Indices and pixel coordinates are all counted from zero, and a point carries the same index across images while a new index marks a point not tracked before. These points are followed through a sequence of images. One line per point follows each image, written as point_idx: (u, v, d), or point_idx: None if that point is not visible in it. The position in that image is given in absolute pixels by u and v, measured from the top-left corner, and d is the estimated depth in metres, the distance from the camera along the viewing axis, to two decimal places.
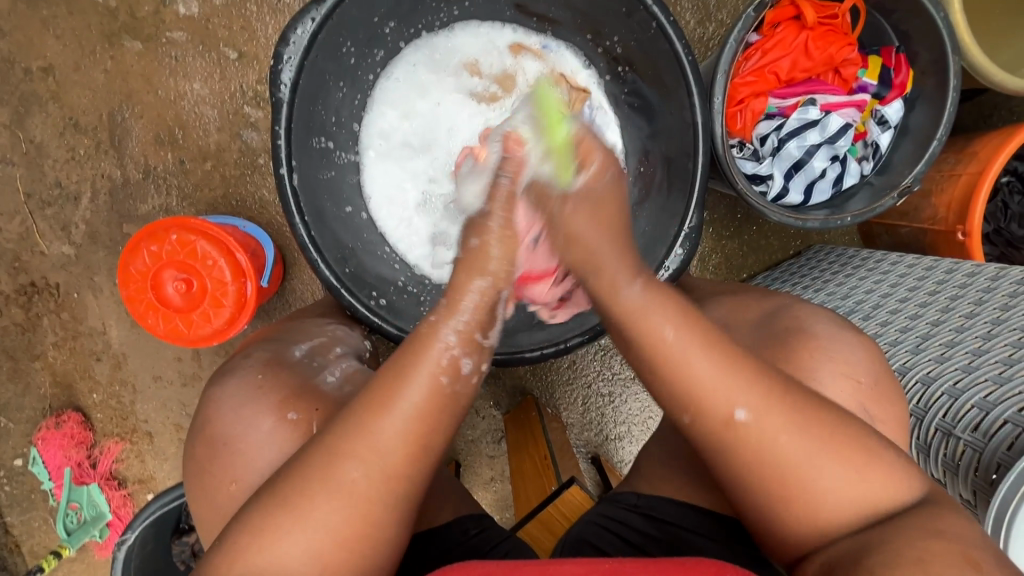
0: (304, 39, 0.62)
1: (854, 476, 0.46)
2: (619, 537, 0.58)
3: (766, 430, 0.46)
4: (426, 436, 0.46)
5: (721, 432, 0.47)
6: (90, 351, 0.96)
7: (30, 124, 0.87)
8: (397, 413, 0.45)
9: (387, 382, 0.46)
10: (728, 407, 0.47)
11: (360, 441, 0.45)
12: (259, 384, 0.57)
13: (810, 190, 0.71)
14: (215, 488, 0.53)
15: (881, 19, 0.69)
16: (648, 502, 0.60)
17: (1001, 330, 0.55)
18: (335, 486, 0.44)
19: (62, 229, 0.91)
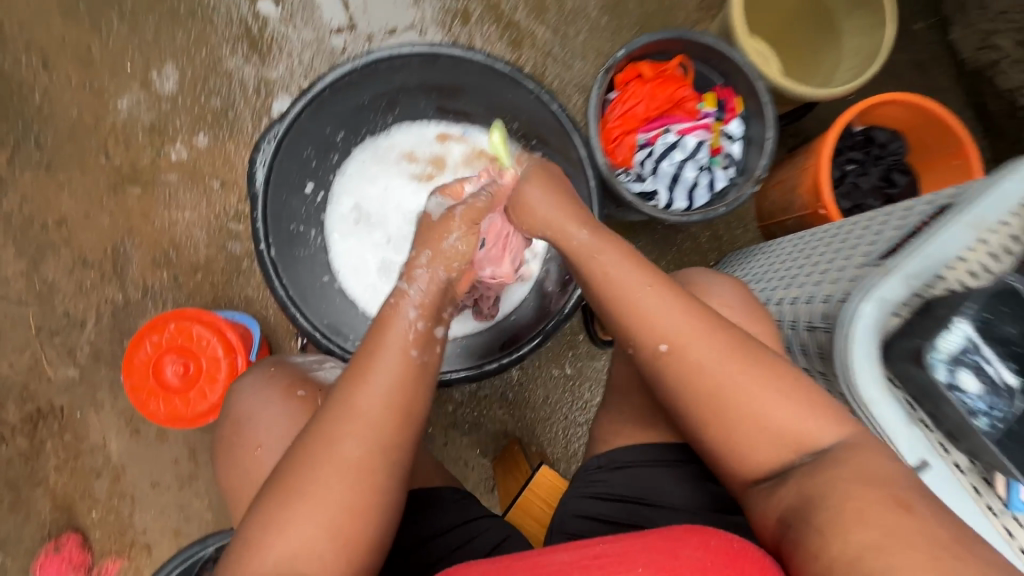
0: (271, 149, 0.78)
1: (779, 401, 0.52)
2: (600, 498, 0.63)
3: (680, 339, 0.55)
4: (404, 406, 0.54)
5: (655, 355, 0.56)
6: (91, 468, 1.01)
7: (45, 267, 1.02)
8: (368, 393, 0.53)
9: (364, 357, 0.56)
10: (655, 336, 0.56)
11: (353, 425, 0.52)
12: (270, 374, 0.67)
13: (691, 196, 0.89)
14: (242, 454, 0.62)
15: (705, 68, 0.91)
16: (609, 460, 0.65)
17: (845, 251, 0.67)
18: (334, 461, 0.51)
19: (68, 353, 1.02)
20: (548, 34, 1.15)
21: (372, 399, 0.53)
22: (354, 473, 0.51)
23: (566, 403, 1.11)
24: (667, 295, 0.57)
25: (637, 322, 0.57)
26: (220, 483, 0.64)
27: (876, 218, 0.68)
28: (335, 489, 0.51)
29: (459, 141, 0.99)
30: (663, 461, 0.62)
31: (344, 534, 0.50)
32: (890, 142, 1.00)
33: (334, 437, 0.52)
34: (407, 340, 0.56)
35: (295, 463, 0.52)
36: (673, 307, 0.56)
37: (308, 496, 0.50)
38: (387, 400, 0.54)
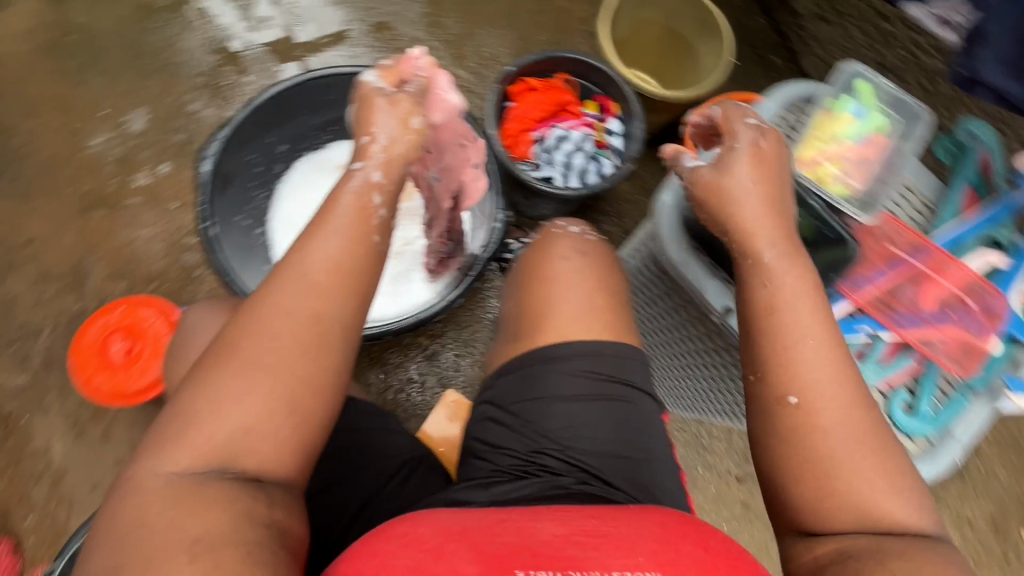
0: (216, 147, 0.93)
1: (878, 470, 0.54)
2: (565, 374, 0.70)
3: (756, 249, 0.63)
4: (347, 272, 0.60)
5: (758, 303, 0.61)
6: (32, 472, 1.03)
7: (10, 283, 1.12)
8: (319, 265, 0.59)
9: (314, 226, 0.62)
10: (761, 296, 0.61)
11: (295, 282, 0.58)
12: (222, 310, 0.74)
13: (582, 178, 1.07)
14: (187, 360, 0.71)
15: (587, 83, 1.11)
16: (499, 375, 0.75)
17: None
18: (282, 321, 0.56)
19: (21, 360, 1.08)
20: (468, 76, 1.37)
21: (322, 263, 0.59)
22: (300, 343, 0.56)
23: None
24: (750, 205, 0.64)
25: (797, 340, 0.59)
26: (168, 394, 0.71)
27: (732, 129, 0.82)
28: (280, 348, 0.55)
29: None
30: (550, 358, 0.71)
31: (297, 404, 0.54)
32: None
33: (287, 300, 0.57)
34: (366, 220, 0.63)
35: (245, 328, 0.56)
36: (755, 210, 0.64)
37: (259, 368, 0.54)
38: (338, 269, 0.60)
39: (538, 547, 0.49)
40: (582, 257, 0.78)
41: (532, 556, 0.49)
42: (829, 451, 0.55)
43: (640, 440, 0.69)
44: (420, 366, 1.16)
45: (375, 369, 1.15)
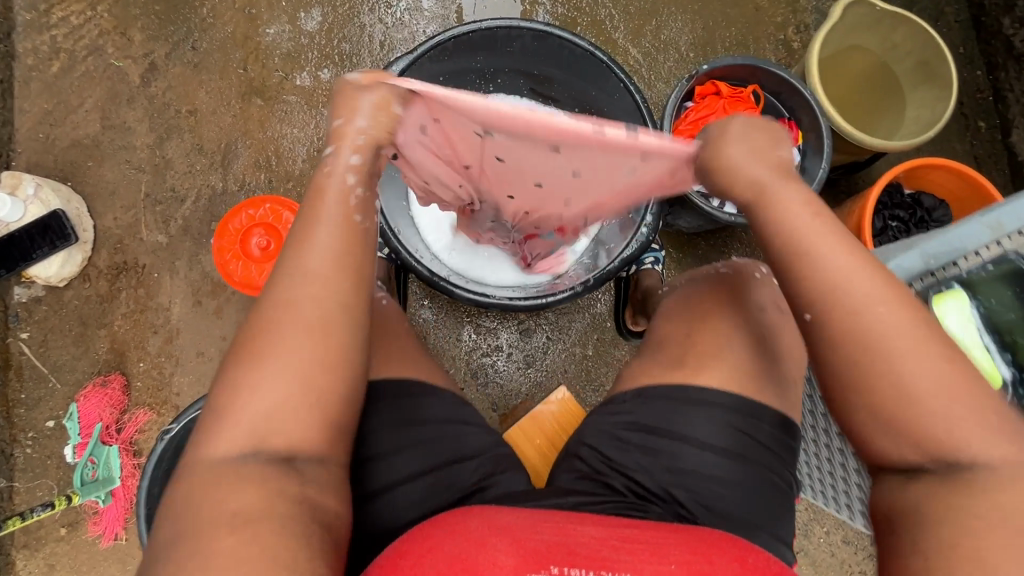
0: (397, 74, 0.91)
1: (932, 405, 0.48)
2: (707, 421, 0.66)
3: (866, 306, 0.50)
4: (342, 270, 0.55)
5: (794, 319, 0.53)
6: (150, 323, 1.12)
7: (167, 146, 1.18)
8: (319, 256, 0.54)
9: (303, 221, 0.56)
10: (805, 302, 0.52)
11: (292, 264, 0.53)
12: None
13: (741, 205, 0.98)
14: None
15: (775, 101, 1.02)
16: (639, 396, 0.70)
17: None
18: (269, 322, 0.52)
19: (163, 221, 1.15)
20: (638, 55, 1.29)
21: (321, 264, 0.54)
22: (309, 355, 0.51)
23: (580, 381, 1.16)
24: (834, 237, 0.52)
25: (812, 277, 0.52)
26: None
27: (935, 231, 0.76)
28: (303, 357, 0.51)
29: None
30: (706, 400, 0.66)
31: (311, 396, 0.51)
32: (936, 208, 1.07)
33: (283, 294, 0.53)
34: (347, 211, 0.56)
35: (263, 322, 0.52)
36: (855, 267, 0.51)
37: (251, 371, 0.50)
38: (336, 272, 0.54)
39: (575, 547, 0.49)
40: (773, 311, 0.71)
41: (568, 554, 0.49)
42: (848, 375, 0.51)
43: (762, 513, 0.64)
44: (511, 337, 1.16)
45: (468, 326, 1.16)
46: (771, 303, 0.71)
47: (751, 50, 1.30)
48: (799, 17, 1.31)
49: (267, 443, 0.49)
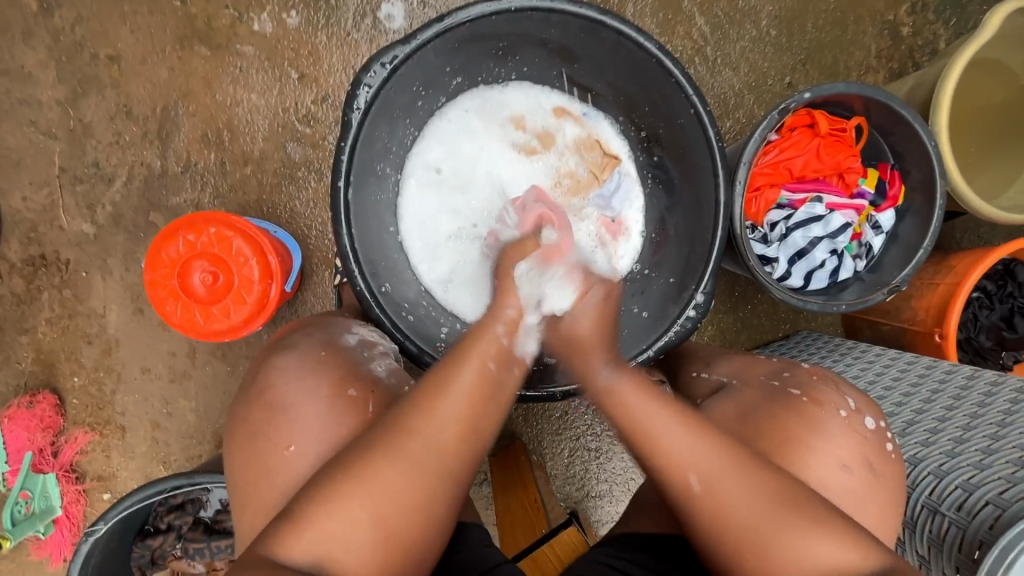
0: (380, 76, 0.68)
1: (815, 529, 0.48)
2: (638, 562, 0.60)
3: (711, 472, 0.52)
4: (475, 422, 0.54)
5: (683, 492, 0.53)
6: (82, 332, 0.94)
7: (84, 105, 0.92)
8: (454, 407, 0.53)
9: (443, 373, 0.56)
10: (687, 466, 0.53)
11: (422, 429, 0.52)
12: (320, 358, 0.62)
13: (809, 276, 0.79)
14: (268, 449, 0.57)
15: (880, 139, 0.79)
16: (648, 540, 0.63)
17: (1001, 446, 0.53)
18: (364, 482, 0.50)
19: (87, 206, 0.93)
20: (705, 27, 0.99)
21: (455, 418, 0.53)
22: (409, 508, 0.50)
23: (583, 424, 1.00)
24: (647, 399, 0.57)
25: (647, 448, 0.55)
26: (228, 459, 0.59)
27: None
28: (400, 493, 0.50)
29: (576, 123, 0.84)
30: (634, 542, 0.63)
31: (395, 532, 0.50)
32: None
33: (398, 446, 0.51)
34: (485, 392, 0.56)
35: (377, 451, 0.51)
36: (676, 432, 0.54)
37: (329, 515, 0.48)
38: (465, 429, 0.53)
39: None
40: (861, 472, 0.54)
41: None
42: (745, 518, 0.50)
43: None
44: None
45: None
46: (858, 463, 0.54)
47: (850, 31, 0.99)
48: None
49: (335, 561, 0.47)
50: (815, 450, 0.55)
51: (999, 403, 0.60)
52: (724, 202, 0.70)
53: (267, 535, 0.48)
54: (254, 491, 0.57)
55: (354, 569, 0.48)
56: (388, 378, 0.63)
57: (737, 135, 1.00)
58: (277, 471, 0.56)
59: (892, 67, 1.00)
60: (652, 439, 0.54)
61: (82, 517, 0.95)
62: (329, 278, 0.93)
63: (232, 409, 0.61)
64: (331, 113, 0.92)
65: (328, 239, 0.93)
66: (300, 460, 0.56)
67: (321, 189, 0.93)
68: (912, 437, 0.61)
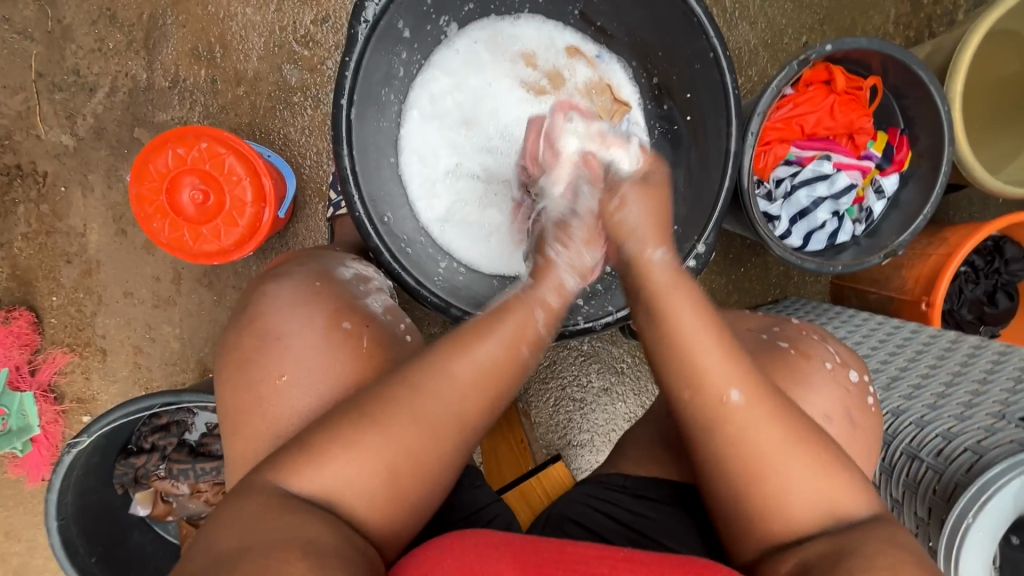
0: None
1: (817, 470, 0.48)
2: (620, 508, 0.60)
3: (748, 383, 0.50)
4: (494, 379, 0.52)
5: (719, 402, 0.50)
6: (61, 250, 0.91)
7: (63, 5, 0.86)
8: (470, 365, 0.51)
9: (470, 332, 0.53)
10: (729, 382, 0.50)
11: (437, 385, 0.49)
12: (315, 290, 0.60)
13: (808, 237, 0.80)
14: (260, 380, 0.56)
15: (893, 102, 0.78)
16: (637, 484, 0.62)
17: (981, 400, 0.55)
18: (377, 426, 0.47)
19: (67, 117, 0.88)
20: None
21: (472, 375, 0.51)
22: (417, 467, 0.48)
23: (570, 374, 1.01)
24: (685, 296, 0.55)
25: (676, 356, 0.52)
26: (219, 386, 0.57)
27: (1005, 354, 0.62)
28: (413, 446, 0.48)
29: (589, 65, 0.80)
30: (616, 488, 0.62)
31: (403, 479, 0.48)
32: (1016, 260, 0.89)
33: (413, 402, 0.49)
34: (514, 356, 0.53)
35: (392, 402, 0.49)
36: (710, 345, 0.52)
37: (335, 453, 0.46)
38: (485, 387, 0.51)
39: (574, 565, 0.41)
40: (840, 424, 0.55)
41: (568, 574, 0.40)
42: (752, 465, 0.49)
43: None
44: None
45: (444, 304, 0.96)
46: (837, 413, 0.55)
47: None
48: None
49: (342, 500, 0.46)
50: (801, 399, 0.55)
51: (981, 363, 0.62)
52: (734, 151, 0.68)
53: (277, 465, 0.46)
54: (245, 419, 0.55)
55: (358, 509, 0.46)
56: (383, 315, 0.62)
57: (747, 93, 0.98)
58: (267, 400, 0.55)
59: (908, 35, 0.98)
60: (692, 369, 0.51)
61: (61, 438, 0.94)
62: (322, 211, 0.91)
63: (222, 339, 0.59)
64: (332, 36, 0.87)
65: (323, 170, 0.90)
66: (290, 390, 0.55)
67: (318, 117, 0.89)
68: (896, 391, 0.63)
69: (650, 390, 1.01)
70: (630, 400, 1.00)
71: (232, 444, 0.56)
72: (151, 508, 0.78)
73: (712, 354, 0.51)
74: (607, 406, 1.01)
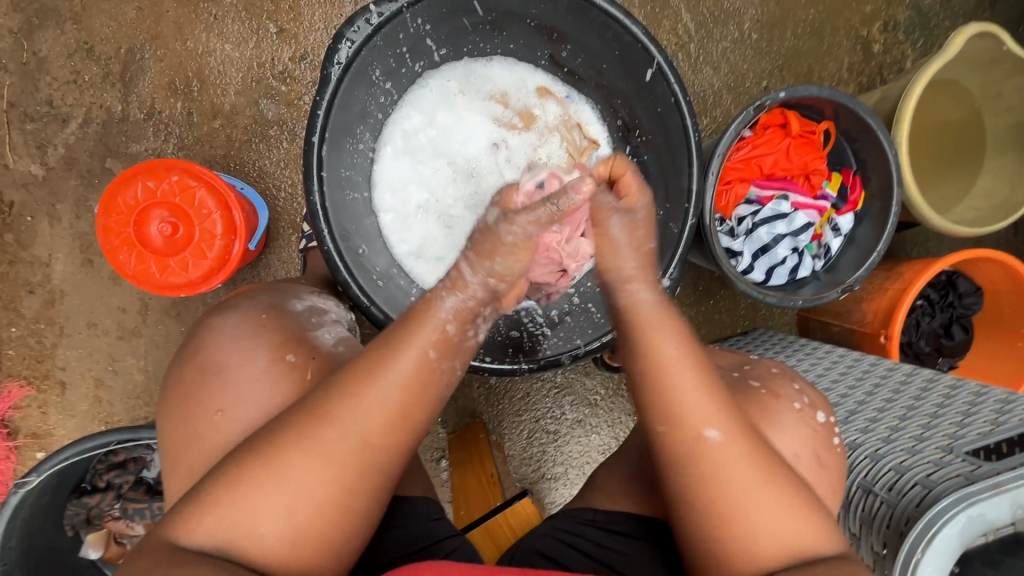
0: (367, 30, 0.67)
1: (766, 506, 0.49)
2: (584, 543, 0.60)
3: (728, 424, 0.50)
4: (408, 409, 0.48)
5: (694, 440, 0.50)
6: (24, 280, 0.89)
7: (40, 38, 0.87)
8: (381, 396, 0.47)
9: (377, 353, 0.49)
10: (705, 421, 0.50)
11: (343, 420, 0.47)
12: (260, 322, 0.60)
13: (770, 272, 0.83)
14: (199, 415, 0.55)
15: (846, 145, 0.83)
16: (605, 518, 0.62)
17: (932, 434, 0.57)
18: (285, 471, 0.46)
19: (37, 147, 0.87)
20: (691, 24, 1.01)
21: (379, 411, 0.47)
22: (324, 505, 0.47)
23: (544, 406, 1.00)
24: (671, 331, 0.51)
25: (654, 391, 0.51)
26: (161, 423, 0.57)
27: (956, 387, 0.64)
28: (318, 482, 0.46)
29: (558, 104, 0.83)
30: (588, 520, 0.62)
31: (321, 515, 0.47)
32: (968, 295, 0.92)
33: (316, 444, 0.47)
34: (425, 384, 0.49)
35: (294, 435, 0.47)
36: (695, 386, 0.50)
37: (246, 499, 0.46)
38: (394, 416, 0.48)
39: None
40: (808, 463, 0.56)
41: None
42: (695, 489, 0.50)
43: None
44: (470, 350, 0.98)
45: None
46: (807, 453, 0.56)
47: (826, 42, 1.03)
48: (891, 10, 1.03)
49: (237, 547, 0.45)
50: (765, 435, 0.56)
51: (933, 397, 0.64)
52: (695, 191, 0.71)
53: (175, 518, 0.46)
54: (184, 451, 0.55)
55: (268, 552, 0.46)
56: (335, 346, 0.61)
57: (713, 133, 1.02)
58: (205, 435, 0.54)
59: (861, 81, 1.04)
60: (671, 407, 0.50)
61: (11, 476, 0.90)
62: (295, 242, 0.91)
63: (167, 375, 0.59)
64: (310, 72, 0.89)
65: (298, 203, 0.91)
66: (228, 423, 0.54)
67: (293, 150, 0.90)
68: (853, 424, 0.65)
69: (625, 421, 1.01)
70: (604, 432, 1.00)
71: (172, 480, 0.56)
72: (102, 550, 0.75)
73: (695, 386, 0.50)
74: (580, 438, 1.00)
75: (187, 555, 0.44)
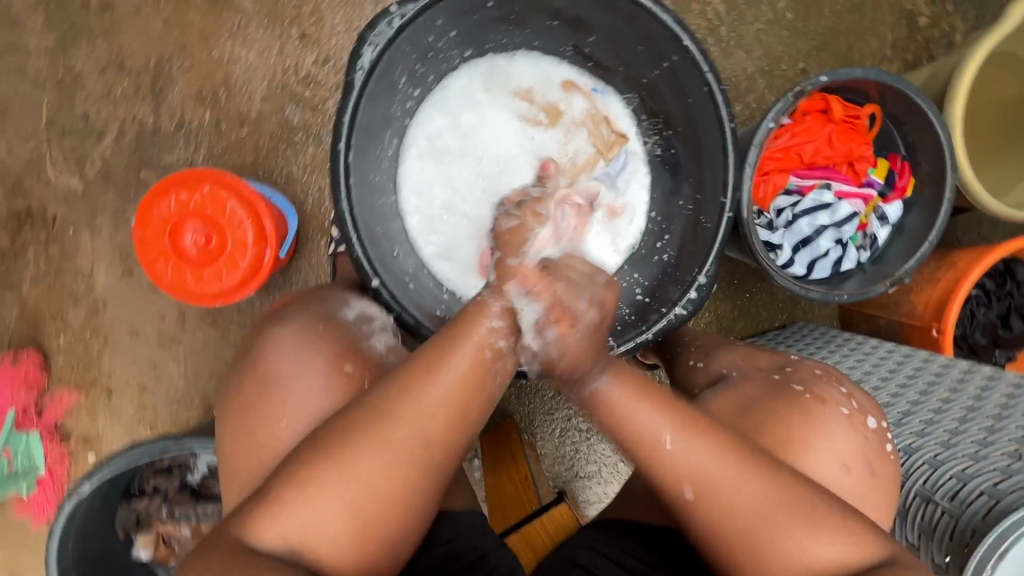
0: (388, 32, 0.65)
1: (817, 511, 0.48)
2: (620, 564, 0.58)
3: (705, 482, 0.49)
4: (467, 407, 0.49)
5: (681, 500, 0.50)
6: (69, 291, 0.92)
7: (74, 55, 0.89)
8: (443, 390, 0.48)
9: (436, 350, 0.49)
10: (682, 481, 0.50)
11: (408, 419, 0.48)
12: (317, 332, 0.61)
13: (812, 265, 0.79)
14: (260, 423, 0.57)
15: (893, 128, 0.78)
16: (644, 531, 0.60)
17: (997, 438, 0.53)
18: (350, 476, 0.47)
19: (75, 162, 0.90)
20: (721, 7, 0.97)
21: (445, 405, 0.48)
22: (377, 507, 0.47)
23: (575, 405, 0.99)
24: (645, 401, 0.50)
25: (636, 444, 0.50)
26: (223, 427, 0.59)
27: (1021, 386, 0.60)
28: (381, 490, 0.47)
29: (585, 97, 0.81)
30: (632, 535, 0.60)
31: (365, 520, 0.47)
32: None
33: (371, 448, 0.47)
34: (485, 376, 0.49)
35: (356, 436, 0.48)
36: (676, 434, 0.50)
37: (301, 505, 0.46)
38: (454, 415, 0.49)
39: None
40: (860, 471, 0.53)
41: None
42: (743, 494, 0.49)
43: None
44: None
45: None
46: (857, 462, 0.53)
47: (867, 18, 0.97)
48: None
49: (304, 553, 0.46)
50: (815, 446, 0.54)
51: (995, 397, 0.60)
52: (732, 183, 0.68)
53: (243, 517, 0.47)
54: (241, 463, 0.57)
55: (326, 552, 0.47)
56: (385, 355, 0.62)
57: (747, 119, 0.98)
58: (265, 444, 0.56)
59: (907, 58, 0.98)
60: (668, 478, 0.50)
61: (67, 478, 0.94)
62: (324, 246, 0.91)
63: (226, 381, 0.61)
64: (333, 76, 0.89)
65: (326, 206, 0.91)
66: (287, 434, 0.56)
67: (319, 155, 0.90)
68: (907, 427, 0.61)
69: None
70: None
71: (231, 485, 0.58)
72: (152, 550, 0.77)
73: (706, 458, 0.49)
74: None
75: (258, 557, 0.44)
